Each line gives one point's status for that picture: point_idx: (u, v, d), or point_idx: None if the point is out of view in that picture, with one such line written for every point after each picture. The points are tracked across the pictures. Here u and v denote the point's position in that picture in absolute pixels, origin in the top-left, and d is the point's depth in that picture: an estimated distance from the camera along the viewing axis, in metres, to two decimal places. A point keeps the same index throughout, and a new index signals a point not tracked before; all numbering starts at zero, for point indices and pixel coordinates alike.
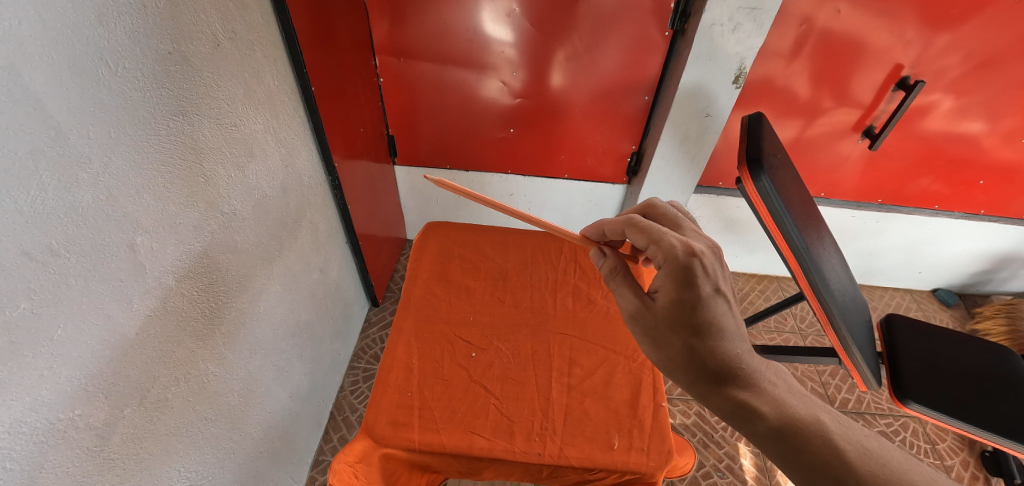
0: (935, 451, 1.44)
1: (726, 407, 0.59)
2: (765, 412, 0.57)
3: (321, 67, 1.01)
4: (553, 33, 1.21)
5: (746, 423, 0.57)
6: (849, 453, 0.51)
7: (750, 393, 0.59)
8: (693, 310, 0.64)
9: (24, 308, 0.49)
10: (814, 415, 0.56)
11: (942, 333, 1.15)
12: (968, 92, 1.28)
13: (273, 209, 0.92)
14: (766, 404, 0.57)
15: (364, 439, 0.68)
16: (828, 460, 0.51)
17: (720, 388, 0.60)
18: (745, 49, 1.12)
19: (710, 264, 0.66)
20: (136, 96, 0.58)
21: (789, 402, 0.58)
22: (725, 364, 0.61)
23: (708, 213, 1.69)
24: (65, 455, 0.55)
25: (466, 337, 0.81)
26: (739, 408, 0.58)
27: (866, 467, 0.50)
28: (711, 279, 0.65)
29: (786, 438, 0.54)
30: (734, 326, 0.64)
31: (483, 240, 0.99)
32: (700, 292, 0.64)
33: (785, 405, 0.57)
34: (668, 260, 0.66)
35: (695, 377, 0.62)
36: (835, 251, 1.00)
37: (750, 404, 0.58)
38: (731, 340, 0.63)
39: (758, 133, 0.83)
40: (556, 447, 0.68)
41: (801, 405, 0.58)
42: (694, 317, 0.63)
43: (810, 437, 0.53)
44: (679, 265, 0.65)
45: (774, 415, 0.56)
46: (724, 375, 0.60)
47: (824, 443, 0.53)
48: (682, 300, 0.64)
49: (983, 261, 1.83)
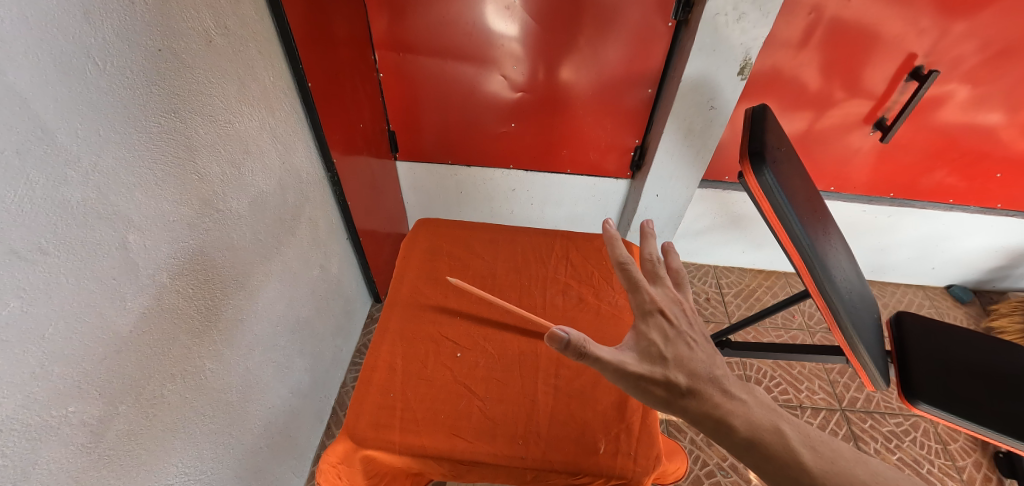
0: (947, 451, 1.41)
1: (701, 422, 0.56)
2: (736, 423, 0.55)
3: (318, 63, 1.00)
4: (554, 26, 1.19)
5: (718, 434, 0.55)
6: (807, 459, 0.52)
7: (724, 407, 0.56)
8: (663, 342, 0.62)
9: (14, 306, 0.48)
10: (774, 423, 0.56)
11: (954, 332, 1.12)
12: (985, 82, 1.23)
13: (270, 205, 0.92)
14: (736, 416, 0.56)
15: (346, 441, 0.67)
16: (787, 463, 0.52)
17: (693, 402, 0.57)
18: (751, 39, 1.09)
19: (674, 314, 0.67)
20: (126, 94, 0.58)
21: (756, 411, 0.57)
22: (698, 383, 0.59)
23: (714, 208, 1.66)
24: (59, 451, 0.55)
25: (452, 336, 0.80)
26: (716, 423, 0.56)
27: (819, 466, 0.51)
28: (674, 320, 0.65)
29: (754, 448, 0.54)
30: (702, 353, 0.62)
31: (474, 237, 0.98)
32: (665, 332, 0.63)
33: (750, 414, 0.56)
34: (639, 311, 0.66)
35: (668, 395, 0.58)
36: (842, 248, 0.97)
37: (726, 417, 0.56)
38: (702, 362, 0.61)
39: (761, 125, 0.81)
40: (540, 450, 0.67)
41: (763, 412, 0.57)
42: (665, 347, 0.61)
43: (773, 445, 0.53)
44: (644, 307, 0.65)
45: (746, 425, 0.55)
46: (697, 390, 0.58)
47: (785, 448, 0.53)
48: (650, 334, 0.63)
49: (1000, 256, 1.78)
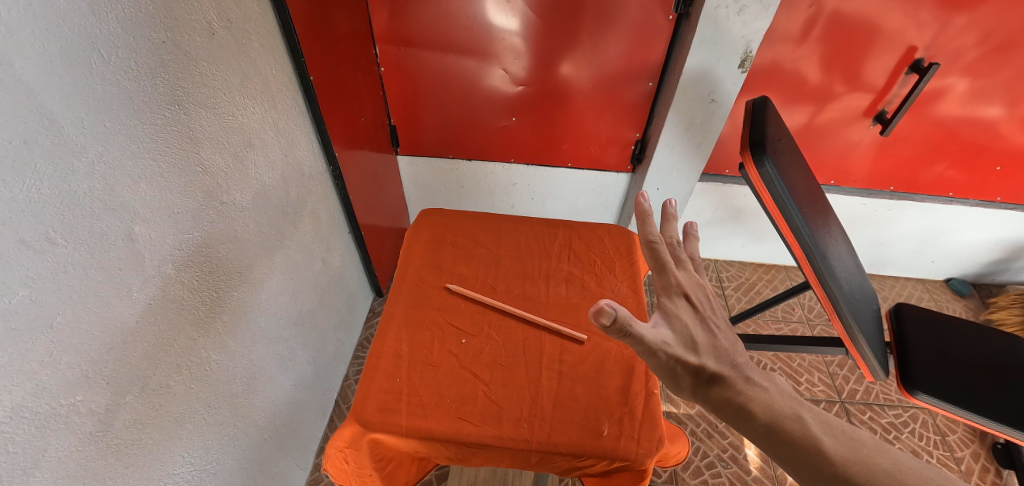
0: (945, 443, 1.42)
1: (722, 409, 0.57)
2: (755, 409, 0.55)
3: (320, 56, 1.00)
4: (554, 20, 1.19)
5: (738, 420, 0.55)
6: (829, 447, 0.51)
7: (746, 393, 0.57)
8: (689, 329, 0.62)
9: (22, 296, 0.49)
10: (795, 410, 0.55)
11: (953, 323, 1.12)
12: (984, 75, 1.23)
13: (273, 198, 0.92)
14: (756, 402, 0.56)
15: (353, 425, 0.68)
16: (805, 448, 0.51)
17: (715, 388, 0.58)
18: (751, 32, 1.09)
19: (699, 297, 0.67)
20: (130, 85, 0.58)
21: (775, 400, 0.56)
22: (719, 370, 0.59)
23: (714, 201, 1.67)
24: (67, 439, 0.56)
25: (457, 323, 0.80)
26: (736, 409, 0.56)
27: (838, 453, 0.50)
28: (699, 306, 0.66)
29: (774, 433, 0.53)
30: (726, 341, 0.63)
31: (477, 228, 0.98)
32: (690, 316, 0.64)
33: (770, 400, 0.56)
34: (671, 289, 0.65)
35: (691, 381, 0.59)
36: (843, 239, 0.97)
37: (746, 404, 0.56)
38: (726, 351, 0.62)
39: (763, 116, 0.81)
40: (545, 433, 0.67)
41: (783, 400, 0.57)
42: (691, 334, 0.62)
43: (793, 430, 0.53)
44: (669, 289, 0.65)
45: (765, 413, 0.55)
46: (719, 377, 0.58)
47: (804, 434, 0.52)
48: (677, 319, 0.63)
49: (999, 250, 1.78)
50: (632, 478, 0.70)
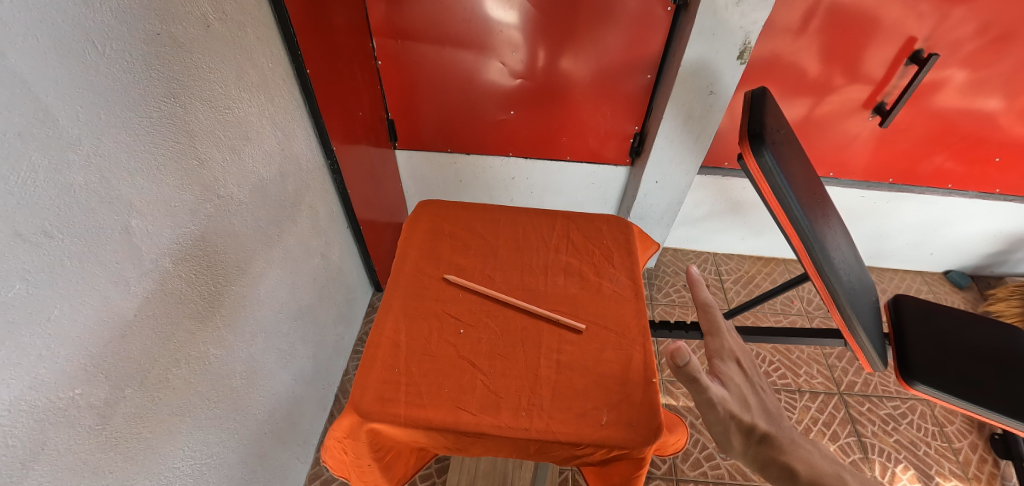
0: (943, 433, 1.43)
1: (772, 470, 0.60)
2: (800, 468, 0.60)
3: (316, 49, 0.99)
4: (553, 12, 1.19)
5: (787, 480, 0.60)
6: None
7: (791, 453, 0.62)
8: (743, 392, 0.64)
9: (18, 289, 0.49)
10: (834, 469, 0.61)
11: (952, 314, 1.13)
12: (983, 66, 1.23)
13: (271, 192, 0.92)
14: (800, 461, 0.61)
15: (351, 415, 0.68)
16: None
17: (765, 448, 0.61)
18: (750, 22, 1.08)
19: (744, 358, 0.68)
20: (125, 78, 0.58)
21: (815, 459, 0.62)
22: (767, 431, 0.62)
23: (713, 194, 1.66)
24: (66, 433, 0.56)
25: (455, 313, 0.80)
26: (784, 469, 0.60)
27: None
28: (745, 368, 0.68)
29: None
30: (767, 402, 0.66)
31: (475, 218, 0.98)
32: (741, 378, 0.65)
33: (812, 460, 0.62)
34: (725, 352, 0.66)
35: (744, 441, 0.61)
36: (841, 230, 0.97)
37: (793, 464, 0.60)
38: (770, 412, 0.65)
39: (761, 106, 0.81)
40: (543, 423, 0.67)
41: (821, 459, 0.62)
42: (745, 396, 0.64)
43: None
44: (723, 351, 0.66)
45: (808, 473, 0.60)
46: (769, 437, 0.62)
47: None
48: (732, 380, 0.64)
49: (998, 241, 1.79)
50: (631, 467, 0.70)
